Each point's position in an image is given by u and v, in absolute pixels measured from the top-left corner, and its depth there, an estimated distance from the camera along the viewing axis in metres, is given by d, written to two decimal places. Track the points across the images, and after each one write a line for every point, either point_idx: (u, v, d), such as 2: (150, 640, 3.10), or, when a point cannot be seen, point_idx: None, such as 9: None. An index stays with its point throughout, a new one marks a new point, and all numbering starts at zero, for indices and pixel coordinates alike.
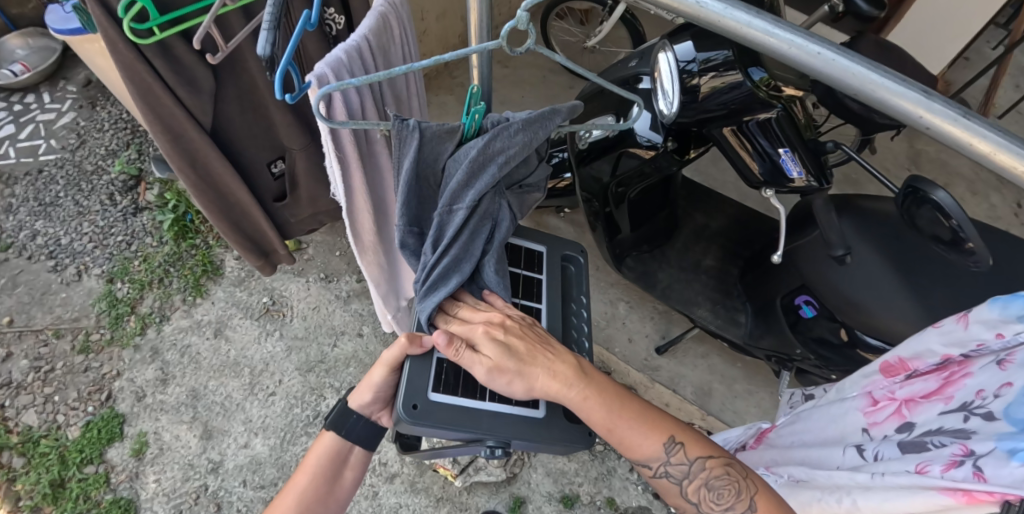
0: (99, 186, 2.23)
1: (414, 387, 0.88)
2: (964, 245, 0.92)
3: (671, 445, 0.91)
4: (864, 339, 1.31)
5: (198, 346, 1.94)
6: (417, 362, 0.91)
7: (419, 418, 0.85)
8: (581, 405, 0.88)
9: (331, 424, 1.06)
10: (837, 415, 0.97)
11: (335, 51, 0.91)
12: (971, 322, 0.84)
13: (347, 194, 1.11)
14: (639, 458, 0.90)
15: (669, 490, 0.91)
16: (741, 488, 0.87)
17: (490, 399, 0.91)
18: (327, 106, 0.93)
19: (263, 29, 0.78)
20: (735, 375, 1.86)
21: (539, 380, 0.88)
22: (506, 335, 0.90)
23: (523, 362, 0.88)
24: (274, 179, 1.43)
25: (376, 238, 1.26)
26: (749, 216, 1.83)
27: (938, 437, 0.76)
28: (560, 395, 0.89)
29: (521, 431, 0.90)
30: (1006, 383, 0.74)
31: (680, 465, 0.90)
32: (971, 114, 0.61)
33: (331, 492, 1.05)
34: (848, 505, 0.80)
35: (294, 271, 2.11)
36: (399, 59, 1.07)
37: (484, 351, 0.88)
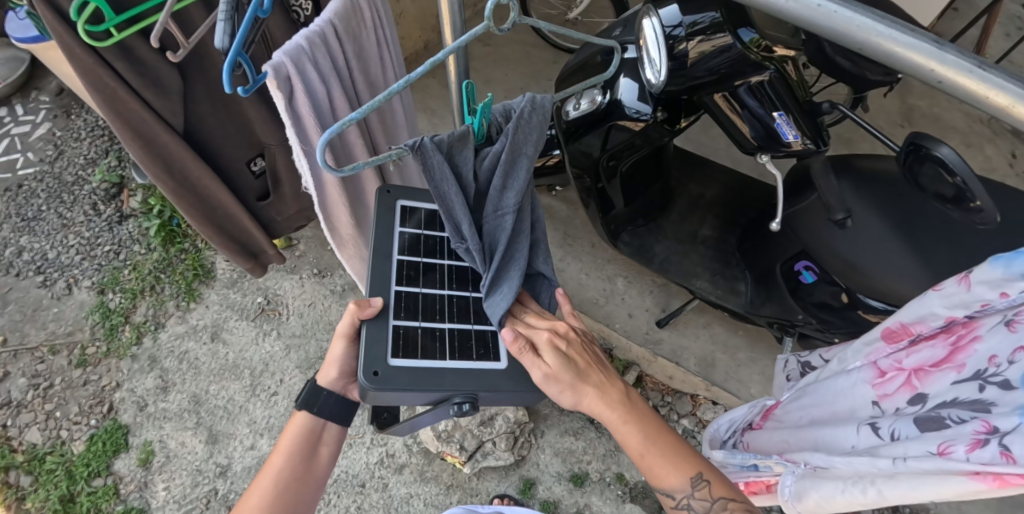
0: (81, 196, 2.19)
1: (373, 355, 0.84)
2: (968, 203, 0.89)
3: (698, 481, 0.88)
4: (866, 301, 1.31)
5: (196, 352, 1.92)
6: (372, 325, 0.87)
7: (381, 385, 0.82)
8: (620, 428, 0.91)
9: (303, 403, 1.03)
10: (845, 388, 0.95)
11: (295, 37, 0.87)
12: (973, 283, 0.82)
13: (319, 190, 1.09)
14: (663, 487, 0.89)
15: None
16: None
17: (452, 358, 0.89)
18: (287, 99, 0.90)
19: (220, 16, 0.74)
20: (737, 344, 1.85)
21: (589, 399, 0.91)
22: (567, 350, 0.92)
23: (579, 377, 0.91)
24: (255, 178, 1.38)
25: (354, 231, 1.24)
26: (742, 181, 1.80)
27: (956, 411, 0.75)
28: (601, 415, 0.91)
29: (486, 383, 0.89)
30: (1020, 348, 0.73)
31: (703, 502, 0.87)
32: (989, 64, 0.55)
33: (308, 471, 1.03)
34: (874, 495, 0.78)
35: (286, 269, 2.08)
36: (372, 44, 1.03)
37: (545, 356, 0.89)
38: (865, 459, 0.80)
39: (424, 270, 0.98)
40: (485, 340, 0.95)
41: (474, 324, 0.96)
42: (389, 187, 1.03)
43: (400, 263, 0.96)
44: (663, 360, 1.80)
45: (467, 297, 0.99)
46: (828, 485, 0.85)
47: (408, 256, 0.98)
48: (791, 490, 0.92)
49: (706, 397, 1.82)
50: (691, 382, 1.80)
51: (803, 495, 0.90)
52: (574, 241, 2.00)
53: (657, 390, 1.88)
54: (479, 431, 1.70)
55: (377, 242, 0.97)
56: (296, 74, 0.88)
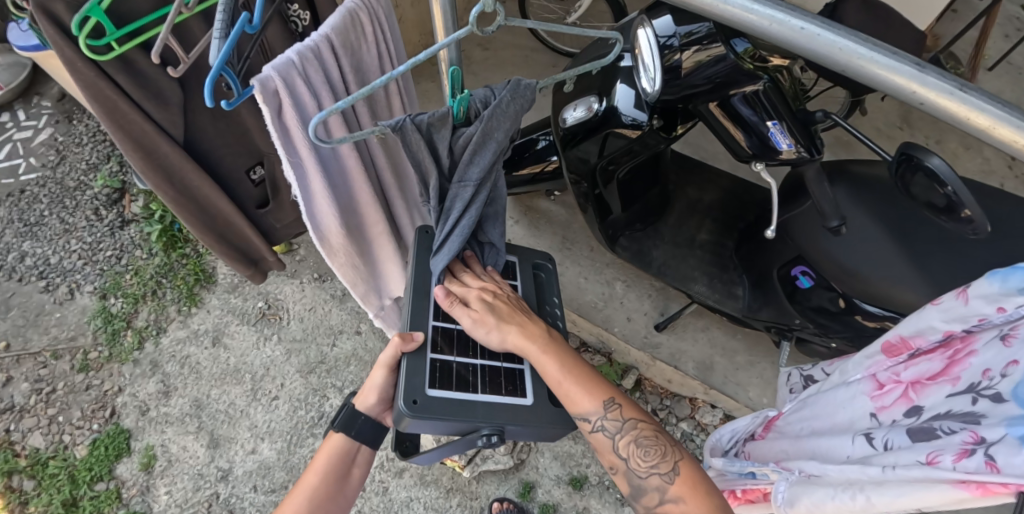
0: (83, 201, 2.21)
1: (412, 383, 0.88)
2: (960, 212, 0.91)
3: (610, 404, 0.93)
4: (864, 306, 1.33)
5: (197, 356, 1.94)
6: (412, 357, 0.91)
7: (419, 412, 0.85)
8: (541, 360, 0.95)
9: (340, 425, 1.04)
10: (844, 400, 0.97)
11: (287, 53, 0.89)
12: (971, 297, 0.83)
13: (309, 204, 1.11)
14: (579, 411, 0.93)
15: (603, 445, 0.93)
16: (667, 451, 0.91)
17: (483, 391, 0.92)
18: (277, 113, 0.92)
19: (215, 33, 0.76)
20: (735, 347, 1.85)
21: (511, 335, 0.95)
22: (494, 300, 0.99)
23: (503, 317, 0.97)
24: (255, 186, 1.38)
25: (345, 241, 1.23)
26: (740, 186, 1.81)
27: (947, 422, 0.76)
28: (525, 350, 0.96)
29: (514, 416, 0.91)
30: (1013, 361, 0.73)
31: (614, 422, 0.93)
32: (969, 86, 0.56)
33: (340, 489, 1.04)
34: (863, 502, 0.79)
35: (287, 273, 2.09)
36: (373, 58, 1.04)
37: (473, 306, 0.97)
38: (856, 467, 0.81)
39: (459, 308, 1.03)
40: (512, 378, 0.98)
41: (503, 362, 0.99)
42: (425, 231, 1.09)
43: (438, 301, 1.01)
44: (662, 364, 1.81)
45: None
46: (821, 491, 0.86)
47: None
48: (784, 497, 0.94)
49: (705, 400, 1.83)
50: (690, 386, 1.81)
51: (794, 501, 0.91)
52: (573, 245, 2.01)
53: (656, 393, 1.89)
54: None
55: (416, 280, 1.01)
56: (283, 90, 0.89)
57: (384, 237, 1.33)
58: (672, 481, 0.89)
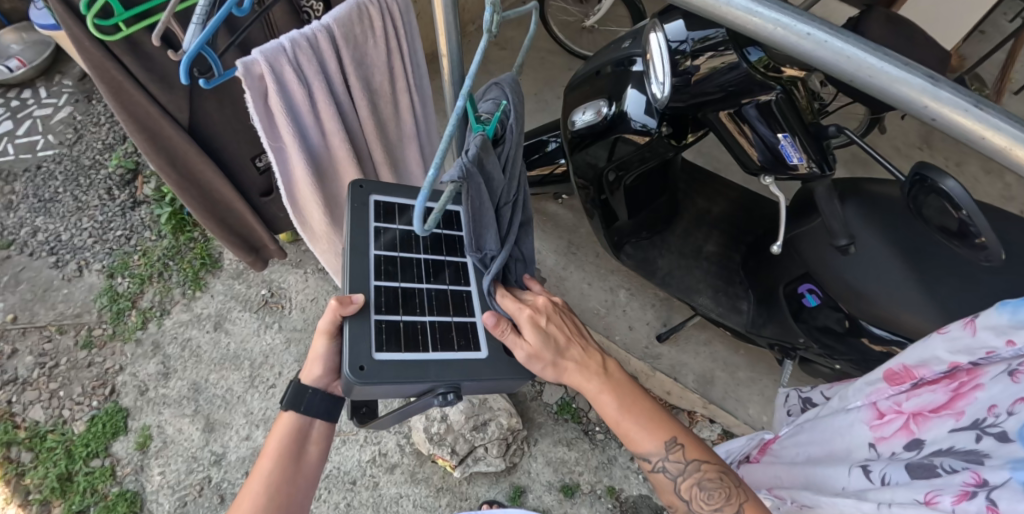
0: (97, 180, 2.23)
1: (358, 349, 0.85)
2: (974, 238, 0.88)
3: (672, 444, 0.95)
4: (869, 329, 1.29)
5: (198, 340, 1.95)
6: (354, 321, 0.87)
7: (367, 379, 0.83)
8: (597, 398, 0.98)
9: (289, 403, 1.03)
10: (841, 427, 0.94)
11: (280, 39, 0.91)
12: (979, 328, 0.81)
13: (289, 188, 1.11)
14: (640, 451, 0.96)
15: (664, 486, 0.95)
16: (731, 494, 0.90)
17: (434, 350, 0.91)
18: (263, 95, 0.94)
19: (195, 20, 0.80)
20: (737, 363, 1.82)
21: (569, 373, 0.98)
22: (550, 327, 0.96)
23: (560, 353, 0.96)
24: (260, 173, 1.38)
25: (327, 227, 1.25)
26: (751, 199, 1.77)
27: (950, 462, 0.72)
28: (583, 389, 0.99)
29: (469, 372, 0.91)
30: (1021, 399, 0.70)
31: (676, 464, 0.94)
32: (986, 103, 0.53)
33: (299, 469, 1.02)
34: None
35: (291, 262, 2.10)
36: (380, 53, 1.02)
37: (527, 337, 0.93)
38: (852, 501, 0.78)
39: (400, 264, 0.98)
40: (465, 332, 0.97)
41: (454, 317, 0.98)
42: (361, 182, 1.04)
43: (377, 259, 0.96)
44: (661, 375, 1.78)
45: (445, 288, 1.01)
46: None
47: (386, 251, 0.98)
48: None
49: (704, 415, 1.80)
50: (689, 399, 1.78)
51: None
52: (578, 250, 1.99)
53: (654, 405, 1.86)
54: (471, 436, 1.70)
55: (355, 237, 0.96)
56: (269, 74, 0.91)
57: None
58: None
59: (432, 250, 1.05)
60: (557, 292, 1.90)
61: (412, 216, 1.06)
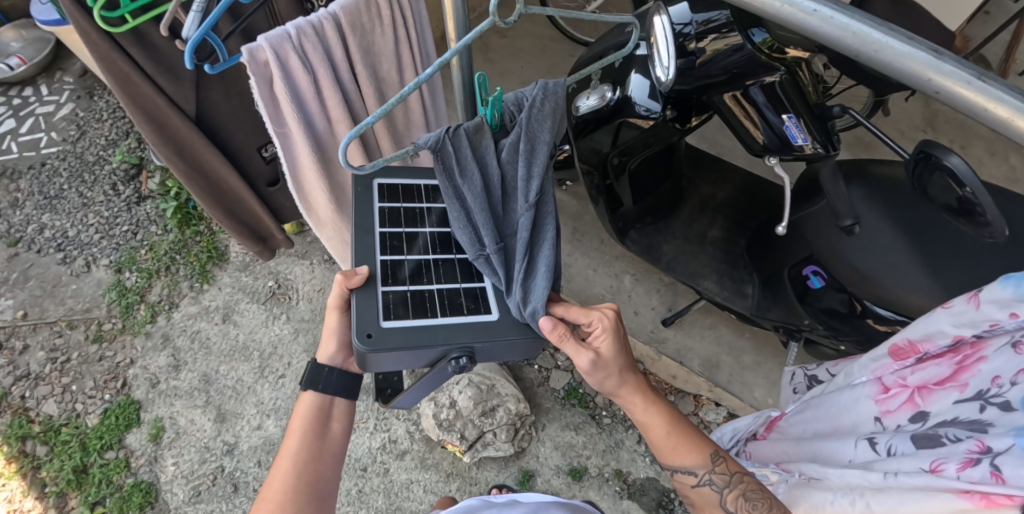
0: (101, 176, 2.24)
1: (364, 318, 0.88)
2: (979, 216, 0.89)
3: (715, 458, 0.96)
4: (875, 309, 1.30)
5: (207, 332, 1.96)
6: (361, 293, 0.91)
7: (375, 346, 0.86)
8: (645, 415, 1.00)
9: (308, 381, 1.05)
10: (847, 403, 0.95)
11: (286, 26, 0.92)
12: (982, 302, 0.82)
13: (296, 178, 1.13)
14: (685, 465, 0.97)
15: (709, 500, 0.94)
16: (774, 503, 0.88)
17: (442, 315, 0.92)
18: (268, 82, 0.95)
19: (194, 9, 0.84)
20: (743, 346, 1.83)
21: (626, 388, 1.00)
22: (620, 345, 0.99)
23: (625, 368, 1.00)
24: (266, 163, 1.39)
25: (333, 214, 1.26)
26: (755, 183, 1.77)
27: (954, 433, 0.74)
28: (633, 404, 1.00)
29: (479, 335, 0.91)
30: None
31: (722, 476, 0.94)
32: (989, 76, 0.54)
33: (324, 447, 1.02)
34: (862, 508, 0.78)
35: (297, 254, 2.11)
36: (387, 42, 1.03)
37: (599, 344, 0.96)
38: (857, 472, 0.80)
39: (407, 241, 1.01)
40: (475, 297, 0.97)
41: (464, 283, 0.98)
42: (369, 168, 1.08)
43: (383, 235, 1.00)
44: (667, 359, 1.80)
45: (452, 258, 1.03)
46: (819, 495, 0.85)
47: (391, 228, 1.01)
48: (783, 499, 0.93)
49: (709, 398, 1.82)
50: (694, 383, 1.79)
51: (792, 502, 0.90)
52: (583, 237, 2.00)
53: (660, 389, 1.87)
54: (480, 421, 1.72)
55: (357, 217, 1.00)
56: (274, 61, 0.92)
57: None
58: None
59: (437, 223, 1.06)
60: (562, 278, 1.91)
61: (416, 195, 1.08)
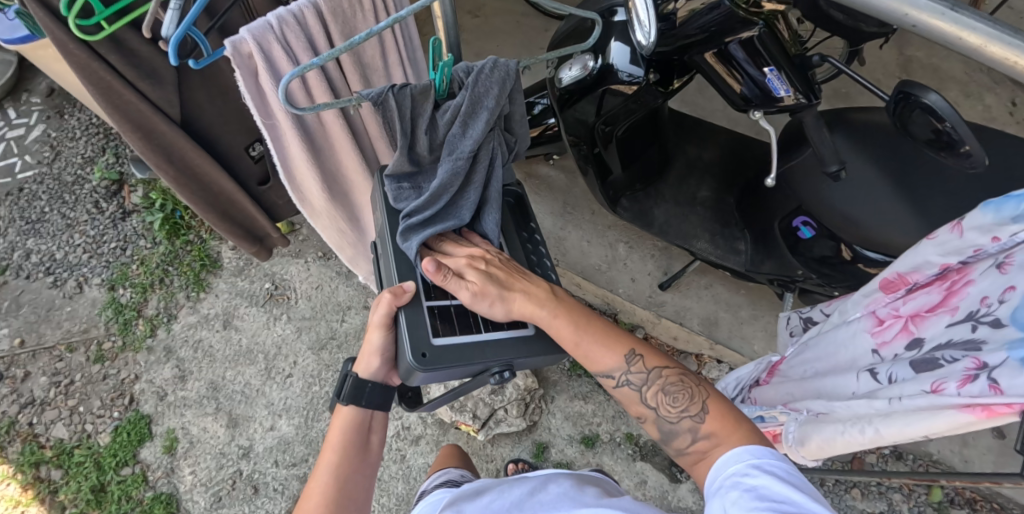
0: (82, 195, 2.21)
1: (416, 336, 0.93)
2: (960, 148, 0.91)
3: (632, 357, 0.98)
4: (865, 254, 1.34)
5: (210, 340, 1.96)
6: (409, 310, 0.95)
7: (429, 364, 0.91)
8: (552, 322, 0.97)
9: (349, 397, 1.04)
10: (844, 339, 0.99)
11: (267, 17, 0.92)
12: (965, 229, 0.85)
13: (285, 165, 1.12)
14: (602, 369, 0.98)
15: (629, 398, 0.98)
16: (695, 394, 0.95)
17: (485, 330, 0.98)
18: (254, 75, 0.95)
19: (171, 8, 0.78)
20: (739, 302, 1.88)
21: (517, 304, 0.97)
22: (488, 267, 0.97)
23: (505, 287, 0.97)
24: (255, 162, 1.38)
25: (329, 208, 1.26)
26: (740, 141, 1.80)
27: (949, 352, 0.78)
28: (534, 316, 0.97)
29: (519, 349, 0.98)
30: (1010, 289, 0.76)
31: (639, 375, 0.98)
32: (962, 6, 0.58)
33: (362, 461, 1.04)
34: (871, 434, 0.82)
35: (292, 253, 2.10)
36: (370, 28, 1.02)
37: (469, 277, 0.95)
38: (863, 402, 0.83)
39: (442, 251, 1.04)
40: None
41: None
42: (385, 168, 1.08)
43: (417, 245, 1.02)
44: (667, 321, 1.84)
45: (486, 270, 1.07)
46: (829, 428, 0.88)
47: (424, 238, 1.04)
48: (795, 436, 0.97)
49: (711, 356, 1.86)
50: (696, 342, 1.84)
51: (806, 440, 0.95)
52: (574, 210, 2.01)
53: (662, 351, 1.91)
54: (491, 400, 1.74)
55: (392, 227, 1.02)
56: (258, 53, 0.92)
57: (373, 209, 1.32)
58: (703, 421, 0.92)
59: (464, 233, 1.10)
60: (558, 252, 1.93)
61: None
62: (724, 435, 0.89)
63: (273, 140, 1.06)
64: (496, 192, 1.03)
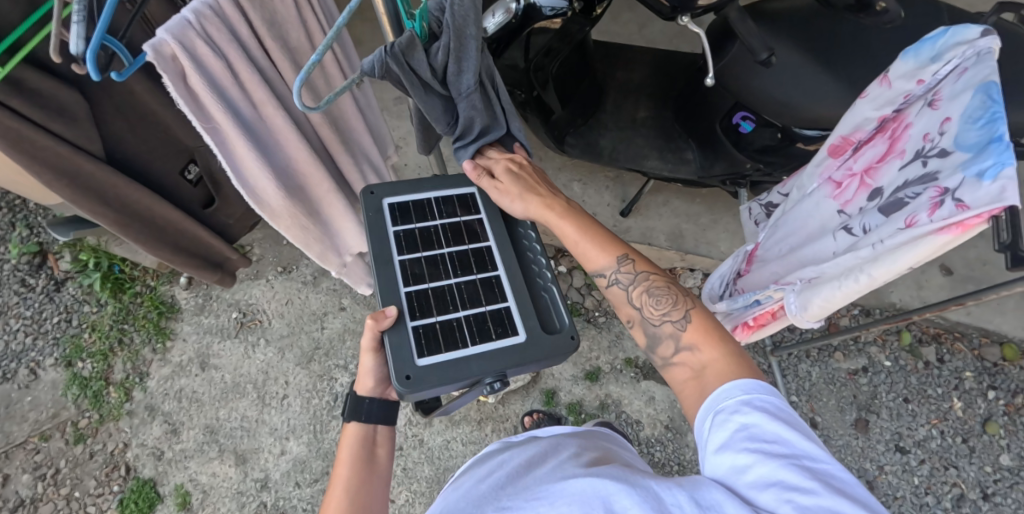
0: (5, 277, 2.05)
1: (400, 358, 0.90)
2: (874, 6, 0.99)
3: (623, 259, 0.96)
4: (803, 133, 1.41)
5: (192, 386, 1.89)
6: (391, 333, 0.91)
7: (415, 387, 0.88)
8: (556, 223, 1.00)
9: (350, 413, 1.04)
10: (809, 209, 1.06)
11: (181, 14, 0.87)
12: (894, 80, 0.95)
13: (241, 179, 1.05)
14: (594, 268, 0.97)
15: (618, 299, 0.97)
16: (678, 300, 0.93)
17: (474, 344, 0.93)
18: (181, 79, 0.89)
19: (74, 21, 0.76)
20: (698, 210, 1.95)
21: (531, 204, 1.01)
22: (519, 171, 1.05)
23: (527, 187, 1.02)
24: (194, 185, 1.32)
25: (296, 217, 1.16)
26: (664, 56, 1.84)
27: (910, 188, 0.85)
28: (544, 216, 1.01)
29: (513, 361, 0.93)
30: (947, 120, 0.84)
31: (628, 275, 0.96)
32: None
33: (374, 473, 1.00)
34: (865, 281, 0.85)
35: (250, 276, 2.02)
36: (288, 9, 0.98)
37: (499, 179, 1.04)
38: (848, 256, 0.89)
39: (425, 265, 1.00)
40: (501, 319, 0.97)
41: (488, 306, 0.98)
42: (371, 187, 1.06)
43: (401, 263, 0.99)
44: (637, 245, 1.89)
45: (472, 278, 1.01)
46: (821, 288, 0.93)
47: (409, 254, 1.00)
48: (798, 305, 0.97)
49: (684, 266, 1.94)
50: (667, 258, 1.91)
51: (806, 305, 0.96)
52: None
53: None
54: None
55: (376, 248, 0.99)
56: (180, 53, 0.86)
57: (341, 210, 1.25)
58: (683, 328, 0.89)
59: (454, 240, 1.04)
60: None
61: (428, 210, 1.07)
62: (704, 346, 0.86)
63: (221, 150, 0.99)
64: (508, 103, 1.06)
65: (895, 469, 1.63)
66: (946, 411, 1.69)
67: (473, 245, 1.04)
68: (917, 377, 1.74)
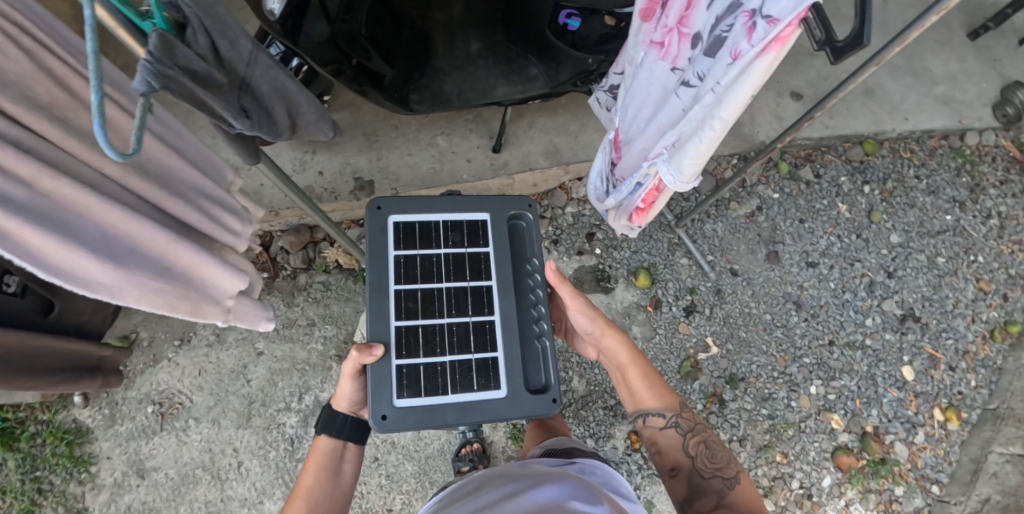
0: None
1: (378, 396, 0.92)
2: None
3: (687, 417, 1.08)
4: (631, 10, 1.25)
5: (135, 499, 1.58)
6: (375, 367, 0.93)
7: (387, 427, 0.92)
8: (630, 374, 1.11)
9: (322, 427, 1.06)
10: (650, 78, 1.07)
11: None
12: None
13: (48, 267, 0.83)
14: (641, 405, 1.09)
15: (670, 441, 1.06)
16: (731, 460, 1.02)
17: (453, 392, 0.95)
18: None
19: None
20: None
21: (621, 356, 1.12)
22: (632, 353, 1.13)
23: (634, 360, 1.11)
24: (21, 296, 1.09)
25: (139, 286, 0.95)
26: None
27: (724, 22, 0.87)
28: (623, 362, 1.12)
29: (484, 414, 0.95)
30: None
31: (685, 423, 1.07)
32: None
33: (338, 484, 1.02)
34: (721, 126, 0.85)
35: (150, 362, 1.66)
36: (12, 55, 0.79)
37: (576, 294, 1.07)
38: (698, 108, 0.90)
39: (421, 296, 0.99)
40: (486, 368, 0.98)
41: (477, 355, 0.98)
42: (381, 201, 1.01)
43: (397, 294, 0.98)
44: None
45: (464, 285, 1.02)
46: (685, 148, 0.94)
47: (404, 284, 0.99)
48: (671, 175, 0.98)
49: None
50: None
51: (679, 171, 0.97)
52: None
53: None
54: None
55: (373, 274, 0.97)
56: None
57: (193, 256, 1.02)
58: (731, 486, 0.98)
59: (454, 275, 1.02)
60: None
61: (431, 239, 1.03)
62: None
63: (4, 246, 0.77)
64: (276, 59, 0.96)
65: (813, 283, 1.75)
66: (837, 217, 1.83)
67: (473, 283, 1.02)
68: (804, 198, 1.84)
